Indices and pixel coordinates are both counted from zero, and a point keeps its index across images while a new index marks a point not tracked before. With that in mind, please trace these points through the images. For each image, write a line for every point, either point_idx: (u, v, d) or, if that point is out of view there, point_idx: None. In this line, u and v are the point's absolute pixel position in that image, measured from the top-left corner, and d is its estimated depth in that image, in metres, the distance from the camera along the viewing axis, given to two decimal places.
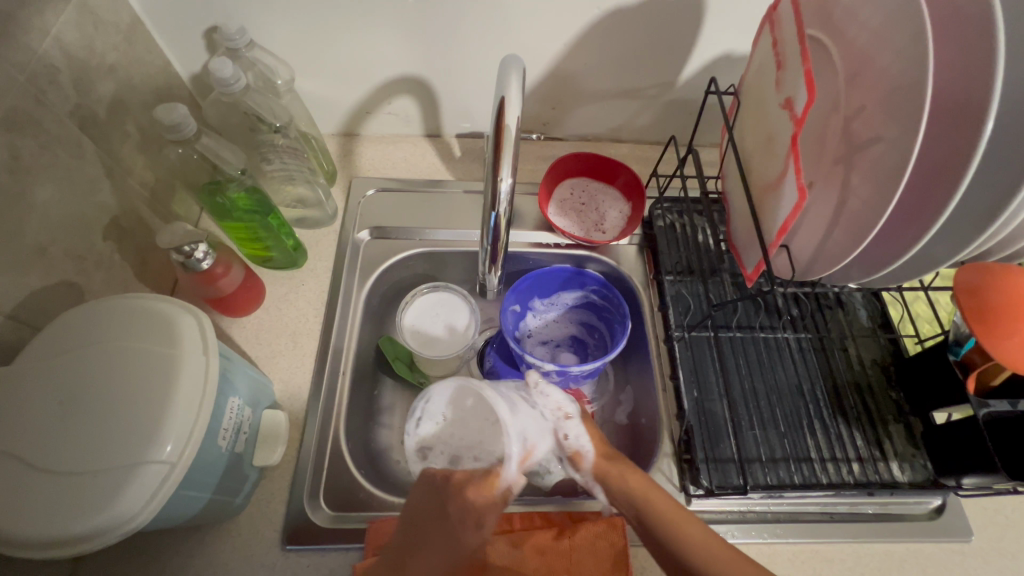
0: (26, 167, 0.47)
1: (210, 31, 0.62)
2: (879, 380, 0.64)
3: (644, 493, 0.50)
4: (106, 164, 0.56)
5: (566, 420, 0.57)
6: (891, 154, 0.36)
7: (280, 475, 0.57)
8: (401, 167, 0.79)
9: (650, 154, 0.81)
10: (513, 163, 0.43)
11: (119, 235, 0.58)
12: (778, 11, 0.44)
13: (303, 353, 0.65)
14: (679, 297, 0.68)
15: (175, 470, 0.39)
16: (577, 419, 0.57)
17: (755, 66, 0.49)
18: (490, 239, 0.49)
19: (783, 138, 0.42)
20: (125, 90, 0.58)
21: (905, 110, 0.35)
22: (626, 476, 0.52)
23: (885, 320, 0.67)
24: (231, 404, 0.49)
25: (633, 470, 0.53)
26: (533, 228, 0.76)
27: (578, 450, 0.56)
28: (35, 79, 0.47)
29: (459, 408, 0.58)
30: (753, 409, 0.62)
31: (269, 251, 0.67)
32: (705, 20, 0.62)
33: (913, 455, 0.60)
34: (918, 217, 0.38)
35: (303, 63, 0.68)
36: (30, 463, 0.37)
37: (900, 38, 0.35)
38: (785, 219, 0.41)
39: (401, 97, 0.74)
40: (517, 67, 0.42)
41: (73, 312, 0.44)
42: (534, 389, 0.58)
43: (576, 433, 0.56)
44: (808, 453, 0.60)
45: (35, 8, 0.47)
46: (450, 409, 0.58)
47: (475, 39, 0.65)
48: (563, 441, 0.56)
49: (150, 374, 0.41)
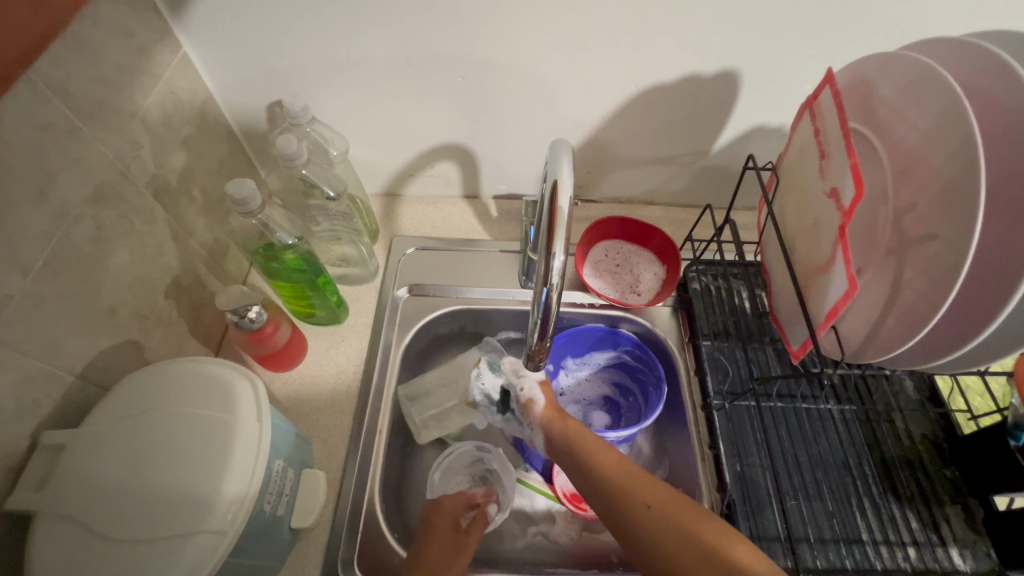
0: (107, 236, 0.50)
1: (274, 105, 0.68)
2: (932, 457, 0.62)
3: (575, 432, 0.58)
4: (173, 228, 0.59)
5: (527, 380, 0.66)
6: (945, 252, 0.37)
7: (316, 536, 0.57)
8: (440, 227, 0.82)
9: (684, 217, 0.83)
10: (566, 240, 0.44)
11: (179, 293, 0.61)
12: (818, 102, 0.46)
13: (342, 410, 0.66)
14: (717, 362, 0.67)
15: (226, 538, 0.40)
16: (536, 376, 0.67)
17: (796, 148, 0.51)
18: (540, 314, 0.50)
19: (830, 225, 0.43)
20: (195, 160, 0.63)
21: (958, 209, 0.36)
22: (565, 416, 0.61)
23: (933, 392, 0.65)
24: (276, 467, 0.50)
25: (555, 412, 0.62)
26: (568, 288, 0.77)
27: (532, 398, 0.64)
28: (122, 156, 0.51)
29: (472, 466, 0.69)
30: (798, 482, 0.60)
31: (313, 307, 0.69)
32: (739, 96, 0.65)
33: (975, 541, 0.56)
34: (977, 311, 0.38)
35: (355, 133, 0.72)
36: (95, 529, 0.39)
37: (949, 144, 0.37)
38: (834, 303, 0.41)
39: (445, 162, 0.78)
40: (567, 150, 0.45)
41: (140, 377, 0.46)
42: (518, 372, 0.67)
43: (530, 385, 0.65)
44: (859, 533, 0.57)
45: (128, 93, 0.52)
46: (460, 463, 0.69)
47: (519, 111, 0.69)
48: (519, 394, 0.65)
49: (209, 441, 0.43)
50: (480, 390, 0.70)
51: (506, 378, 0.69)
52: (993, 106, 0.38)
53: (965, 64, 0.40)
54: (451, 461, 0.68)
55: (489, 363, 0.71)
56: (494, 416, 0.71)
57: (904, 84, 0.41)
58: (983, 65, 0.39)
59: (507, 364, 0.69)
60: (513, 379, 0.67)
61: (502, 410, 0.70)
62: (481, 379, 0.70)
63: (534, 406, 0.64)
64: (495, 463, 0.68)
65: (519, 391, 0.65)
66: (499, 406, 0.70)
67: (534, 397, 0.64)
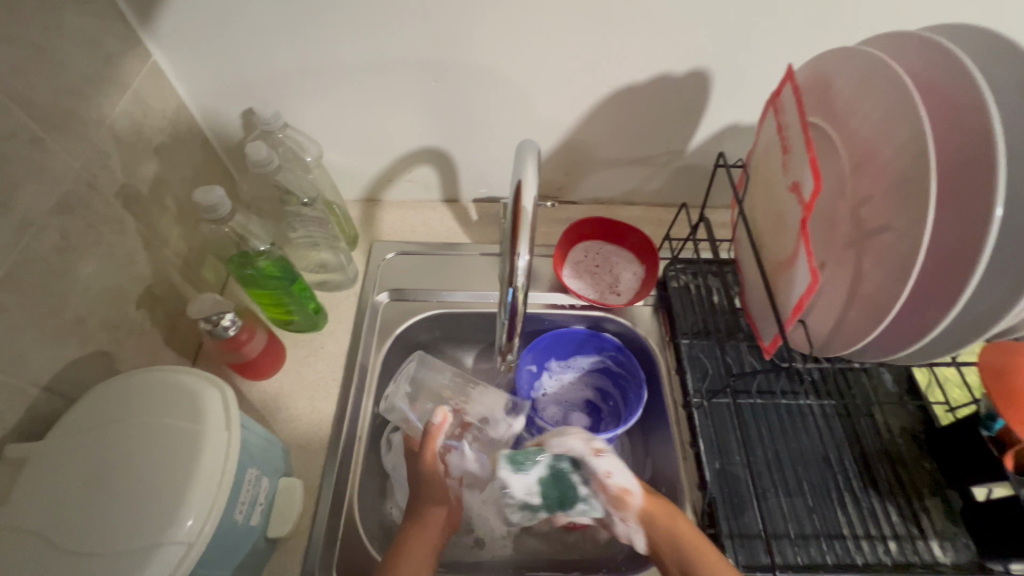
0: (73, 246, 0.50)
1: (247, 113, 0.67)
2: (911, 449, 0.62)
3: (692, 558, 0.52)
4: (145, 237, 0.59)
5: (598, 457, 0.57)
6: (901, 243, 0.38)
7: (293, 546, 0.57)
8: (420, 231, 0.82)
9: (663, 217, 0.83)
10: (531, 240, 0.45)
11: (152, 303, 0.61)
12: (781, 98, 0.47)
13: (321, 418, 0.65)
14: (697, 360, 0.67)
15: (193, 550, 0.39)
16: (609, 453, 0.58)
17: (762, 143, 0.52)
18: (508, 314, 0.50)
19: (795, 219, 0.44)
20: (167, 168, 0.62)
21: (913, 202, 0.37)
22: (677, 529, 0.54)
23: (911, 385, 0.65)
24: (248, 474, 0.49)
25: (668, 519, 0.54)
26: (547, 289, 0.76)
27: (626, 487, 0.57)
28: (89, 164, 0.51)
29: None
30: (778, 478, 0.60)
31: (290, 315, 0.69)
32: (712, 96, 0.66)
33: (954, 533, 0.57)
34: (936, 302, 0.39)
35: (330, 139, 0.72)
36: (54, 542, 0.38)
37: (902, 137, 0.38)
38: (799, 296, 0.42)
39: (422, 167, 0.78)
40: (533, 151, 0.44)
41: (107, 387, 0.46)
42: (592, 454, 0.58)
43: (617, 470, 0.57)
44: (840, 528, 0.57)
45: (95, 102, 0.51)
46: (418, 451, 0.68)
47: (494, 114, 0.69)
48: (606, 480, 0.57)
49: (175, 451, 0.42)
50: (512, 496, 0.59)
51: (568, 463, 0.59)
52: (945, 97, 0.39)
53: (919, 58, 0.41)
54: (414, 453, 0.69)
55: (510, 459, 0.59)
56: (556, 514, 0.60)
57: (860, 79, 0.42)
58: (934, 58, 0.40)
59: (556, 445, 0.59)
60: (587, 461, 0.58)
61: (572, 501, 0.59)
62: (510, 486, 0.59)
63: (631, 498, 0.56)
64: (459, 466, 0.65)
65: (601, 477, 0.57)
66: (562, 501, 0.59)
67: (629, 486, 0.57)
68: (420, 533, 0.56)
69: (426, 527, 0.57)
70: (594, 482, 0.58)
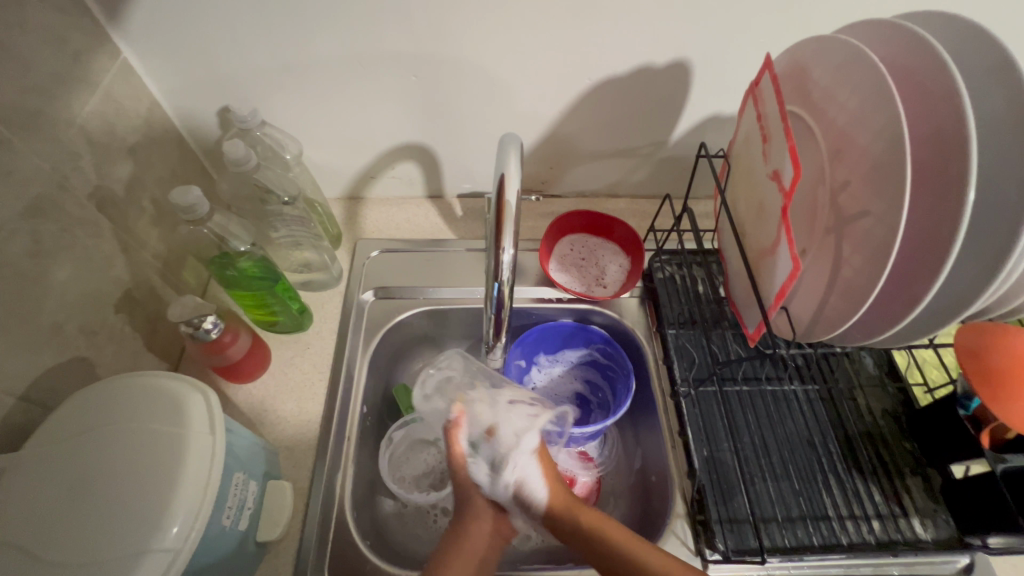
0: (46, 251, 0.48)
1: (223, 110, 0.66)
2: (892, 430, 0.63)
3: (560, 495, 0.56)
4: (122, 240, 0.57)
5: (501, 409, 0.58)
6: (879, 227, 0.39)
7: (284, 549, 0.56)
8: (404, 228, 0.81)
9: (647, 209, 0.84)
10: (515, 234, 0.45)
11: (131, 307, 0.59)
12: (759, 88, 0.48)
13: (309, 418, 0.64)
14: (683, 350, 0.68)
15: (181, 555, 0.39)
16: (516, 410, 0.58)
17: (743, 133, 0.53)
18: (493, 309, 0.50)
19: (775, 208, 0.45)
20: (142, 169, 0.61)
21: (890, 187, 0.38)
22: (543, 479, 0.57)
23: (891, 367, 0.67)
24: (235, 479, 0.48)
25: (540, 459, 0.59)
26: (534, 283, 0.76)
27: (507, 441, 0.56)
28: (60, 166, 0.50)
29: (430, 448, 0.71)
30: (764, 463, 0.61)
31: (275, 316, 0.68)
32: (693, 86, 0.66)
33: (934, 510, 0.58)
34: (914, 284, 0.39)
35: (310, 136, 0.71)
36: (34, 555, 0.37)
37: (877, 123, 0.39)
38: (782, 283, 0.43)
39: (405, 163, 0.77)
40: (515, 144, 0.44)
41: (86, 394, 0.45)
42: (501, 407, 0.58)
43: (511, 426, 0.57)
44: (826, 510, 0.58)
45: (64, 101, 0.50)
46: (414, 445, 0.71)
47: (476, 108, 0.68)
48: (499, 433, 0.56)
49: (158, 456, 0.41)
50: (490, 451, 0.56)
51: (474, 409, 0.58)
52: (919, 83, 0.39)
53: (894, 45, 0.42)
54: (407, 448, 0.70)
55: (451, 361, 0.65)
56: (468, 450, 0.57)
57: (835, 68, 0.43)
58: (909, 44, 0.41)
59: (503, 399, 0.59)
60: (487, 405, 0.59)
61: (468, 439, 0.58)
62: (487, 435, 0.56)
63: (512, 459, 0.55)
64: (481, 480, 0.57)
65: (490, 425, 0.57)
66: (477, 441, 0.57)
67: (506, 441, 0.56)
68: (461, 553, 0.53)
69: (465, 543, 0.54)
70: (483, 437, 0.57)
